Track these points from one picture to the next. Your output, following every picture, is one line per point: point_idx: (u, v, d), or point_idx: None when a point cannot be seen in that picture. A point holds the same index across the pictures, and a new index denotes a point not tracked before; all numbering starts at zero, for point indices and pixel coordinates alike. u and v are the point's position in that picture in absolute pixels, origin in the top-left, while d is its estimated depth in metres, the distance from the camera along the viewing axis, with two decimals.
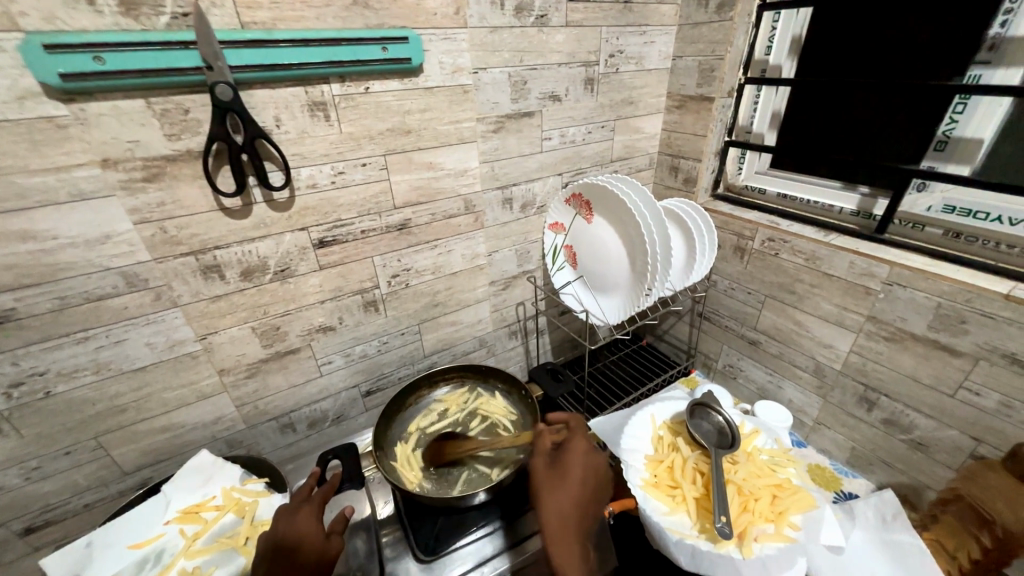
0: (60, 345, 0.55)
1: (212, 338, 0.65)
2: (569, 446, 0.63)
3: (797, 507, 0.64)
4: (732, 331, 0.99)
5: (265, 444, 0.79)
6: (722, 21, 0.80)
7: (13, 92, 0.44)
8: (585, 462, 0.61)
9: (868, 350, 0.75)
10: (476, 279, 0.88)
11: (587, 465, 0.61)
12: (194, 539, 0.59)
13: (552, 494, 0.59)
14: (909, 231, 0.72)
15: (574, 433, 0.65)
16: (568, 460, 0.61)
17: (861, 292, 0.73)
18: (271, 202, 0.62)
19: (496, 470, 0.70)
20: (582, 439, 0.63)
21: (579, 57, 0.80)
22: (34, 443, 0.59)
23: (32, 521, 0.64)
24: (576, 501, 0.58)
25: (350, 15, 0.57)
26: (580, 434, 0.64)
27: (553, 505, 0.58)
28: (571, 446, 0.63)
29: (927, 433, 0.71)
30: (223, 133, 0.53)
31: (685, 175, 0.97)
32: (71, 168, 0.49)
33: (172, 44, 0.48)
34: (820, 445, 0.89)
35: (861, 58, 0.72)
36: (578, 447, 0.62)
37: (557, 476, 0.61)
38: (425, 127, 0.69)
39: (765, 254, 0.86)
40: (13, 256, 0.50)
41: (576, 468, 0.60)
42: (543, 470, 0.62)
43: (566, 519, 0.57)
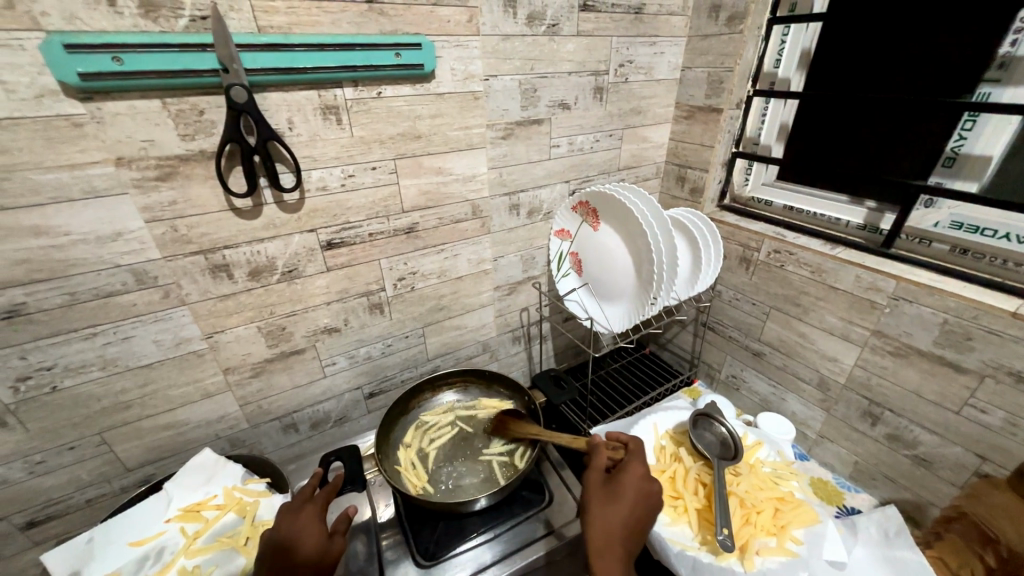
0: (68, 341, 0.56)
1: (218, 337, 0.66)
2: (628, 464, 0.57)
3: (799, 521, 0.63)
4: (736, 341, 0.99)
5: (267, 443, 0.79)
6: (732, 34, 0.81)
7: (33, 90, 0.45)
8: (643, 483, 0.55)
9: (873, 364, 0.75)
10: (481, 284, 0.88)
11: (645, 486, 0.55)
12: (195, 538, 0.59)
13: (603, 509, 0.52)
14: (916, 246, 0.72)
15: (635, 454, 0.59)
16: (625, 476, 0.55)
17: (866, 306, 0.73)
18: (281, 204, 0.62)
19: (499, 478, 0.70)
20: (642, 459, 0.57)
21: (589, 66, 0.81)
22: (39, 438, 0.59)
23: (33, 515, 0.64)
24: (627, 523, 0.51)
25: (365, 21, 0.58)
26: (640, 455, 0.58)
27: (604, 520, 0.51)
28: (629, 464, 0.57)
29: (931, 449, 0.71)
30: (237, 134, 0.54)
31: (692, 185, 0.98)
32: (86, 166, 0.50)
33: (191, 46, 0.48)
34: (822, 458, 0.89)
35: (867, 72, 0.71)
36: (638, 466, 0.57)
37: (610, 490, 0.54)
38: (435, 132, 0.70)
39: (770, 266, 0.86)
40: (26, 251, 0.50)
41: (632, 487, 0.54)
42: (597, 482, 0.56)
43: (614, 537, 0.50)
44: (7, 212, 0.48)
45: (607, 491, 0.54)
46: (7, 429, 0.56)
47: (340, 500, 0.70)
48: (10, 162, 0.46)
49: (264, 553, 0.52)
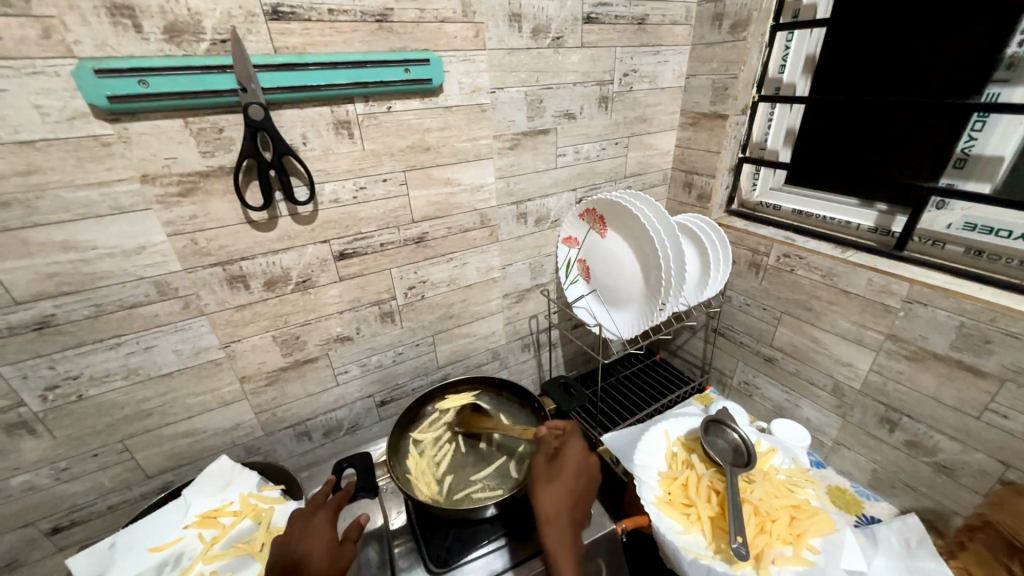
0: (93, 351, 0.58)
1: (235, 346, 0.67)
2: (566, 447, 0.66)
3: (816, 529, 0.62)
4: (747, 347, 0.98)
5: (281, 451, 0.80)
6: (735, 41, 0.81)
7: (65, 112, 0.48)
8: (579, 461, 0.64)
9: (888, 369, 0.74)
10: (490, 292, 0.89)
11: (581, 464, 0.64)
12: (212, 543, 0.60)
13: (548, 490, 0.61)
14: (930, 248, 0.71)
15: (571, 436, 0.67)
16: (564, 458, 0.64)
17: (880, 310, 0.72)
18: (296, 216, 0.64)
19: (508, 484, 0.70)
20: (577, 440, 0.67)
21: (594, 77, 0.82)
22: (65, 445, 0.61)
23: (57, 521, 0.66)
24: (568, 497, 0.61)
25: (376, 39, 0.60)
26: (576, 436, 0.67)
27: (549, 499, 0.60)
28: (567, 446, 0.66)
29: (952, 456, 0.69)
30: (255, 150, 0.56)
31: (699, 191, 0.98)
32: (113, 183, 0.52)
33: (211, 69, 0.51)
34: (839, 466, 0.87)
35: (875, 75, 0.71)
36: (575, 449, 0.65)
37: (552, 472, 0.63)
38: (443, 144, 0.71)
39: (780, 270, 0.85)
40: (56, 265, 0.52)
41: (570, 466, 0.64)
42: (542, 466, 0.64)
43: (560, 511, 0.60)
44: (40, 228, 0.50)
45: (550, 473, 0.63)
46: (35, 436, 0.59)
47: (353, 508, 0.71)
48: (43, 180, 0.49)
49: (278, 559, 0.53)
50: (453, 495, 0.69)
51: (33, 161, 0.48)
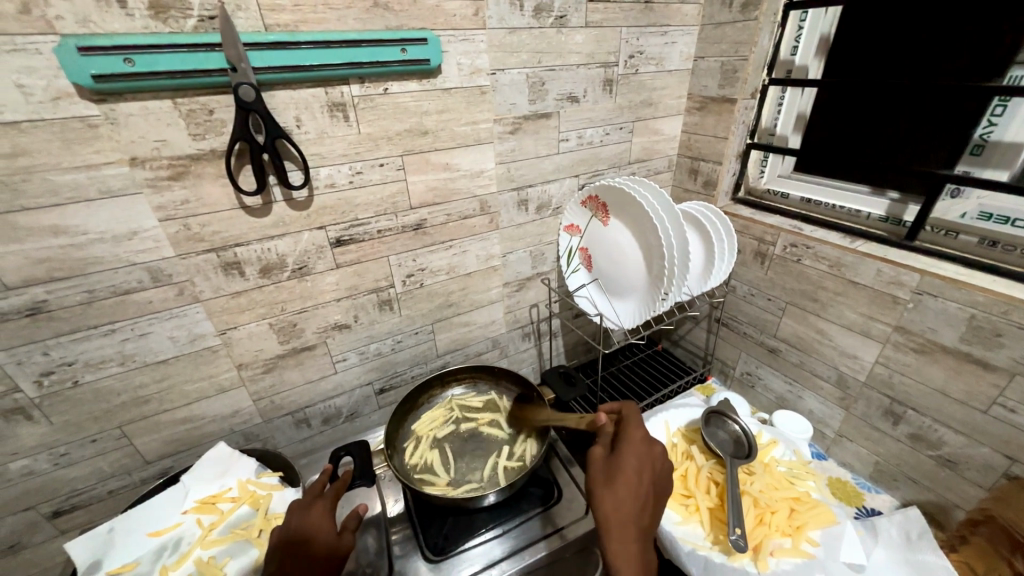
0: (88, 337, 0.57)
1: (231, 333, 0.67)
2: (626, 439, 0.57)
3: (816, 522, 0.62)
4: (751, 338, 0.96)
5: (280, 438, 0.80)
6: (747, 21, 0.78)
7: (50, 92, 0.46)
8: (643, 457, 0.55)
9: (894, 361, 0.73)
10: (490, 280, 0.88)
11: (645, 461, 0.55)
12: (211, 529, 0.61)
13: (608, 490, 0.53)
14: (941, 238, 0.69)
15: (631, 426, 0.59)
16: (625, 453, 0.55)
17: (888, 301, 0.70)
18: (290, 201, 0.63)
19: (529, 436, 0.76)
20: (637, 430, 0.58)
21: (598, 58, 0.79)
22: (63, 430, 0.61)
23: (58, 505, 0.66)
24: (633, 500, 0.52)
25: (371, 17, 0.58)
26: (637, 427, 0.59)
27: (609, 502, 0.52)
28: (628, 438, 0.57)
29: (957, 449, 0.68)
30: (247, 133, 0.55)
31: (705, 178, 0.95)
32: (101, 166, 0.51)
33: (198, 47, 0.49)
34: (841, 458, 0.86)
35: (893, 57, 0.68)
36: (636, 439, 0.57)
37: (612, 470, 0.54)
38: (442, 128, 0.69)
39: (786, 260, 0.84)
40: (46, 250, 0.51)
41: (633, 462, 0.55)
42: (599, 462, 0.56)
43: (623, 517, 0.51)
44: (29, 212, 0.49)
45: (610, 472, 0.54)
46: (33, 422, 0.59)
47: (352, 496, 0.71)
48: (29, 163, 0.48)
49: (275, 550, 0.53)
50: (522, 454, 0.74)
51: (18, 143, 0.46)
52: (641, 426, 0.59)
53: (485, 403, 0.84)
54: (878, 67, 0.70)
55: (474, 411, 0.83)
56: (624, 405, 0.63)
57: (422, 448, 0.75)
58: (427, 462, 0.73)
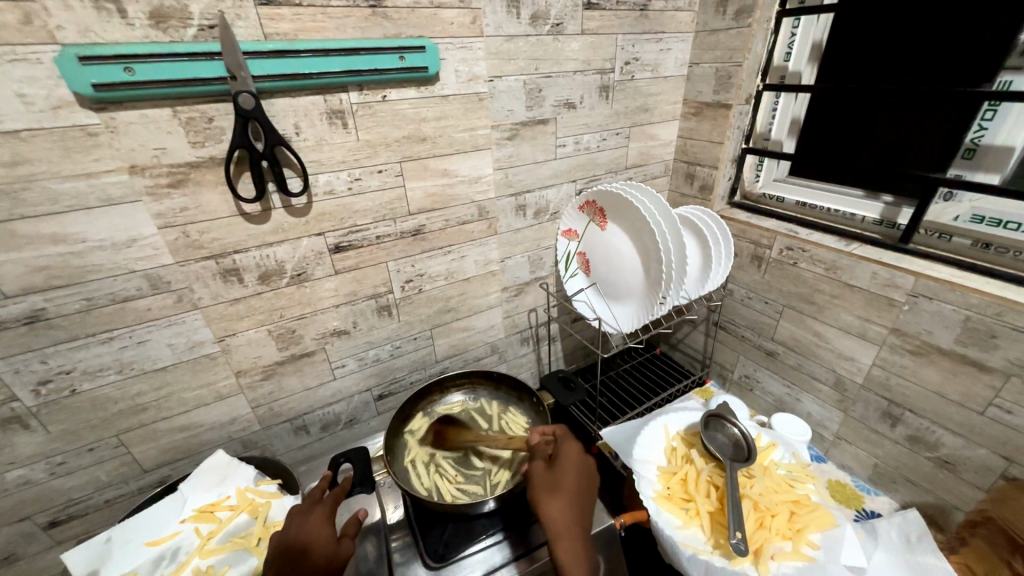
0: (86, 345, 0.57)
1: (230, 340, 0.67)
2: (563, 453, 0.64)
3: (816, 525, 0.62)
4: (749, 341, 0.97)
5: (279, 445, 0.80)
6: (740, 28, 0.79)
7: (50, 101, 0.46)
8: (581, 468, 0.63)
9: (891, 363, 0.73)
10: (489, 285, 0.88)
11: (582, 468, 0.63)
12: (209, 538, 0.60)
13: (552, 500, 0.59)
14: (934, 240, 0.70)
15: (565, 440, 0.67)
16: (564, 464, 0.63)
17: (884, 303, 0.71)
18: (289, 208, 0.63)
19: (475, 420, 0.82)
20: (572, 444, 0.65)
21: (594, 65, 0.80)
22: (60, 439, 0.61)
23: (55, 515, 0.66)
24: (576, 505, 0.59)
25: (370, 26, 0.59)
26: (571, 441, 0.66)
27: (556, 510, 0.58)
28: (563, 453, 0.64)
29: (955, 451, 0.69)
30: (246, 140, 0.55)
31: (701, 183, 0.96)
32: (101, 174, 0.51)
33: (198, 55, 0.49)
34: (840, 460, 0.87)
35: (888, 63, 0.69)
36: (571, 452, 0.64)
37: (555, 480, 0.61)
38: (440, 134, 0.70)
39: (783, 263, 0.84)
40: (44, 258, 0.51)
41: (571, 473, 0.62)
42: (541, 476, 0.62)
43: (570, 523, 0.57)
44: (28, 220, 0.49)
45: (552, 482, 0.61)
46: (30, 431, 0.58)
47: (351, 502, 0.70)
48: (29, 172, 0.48)
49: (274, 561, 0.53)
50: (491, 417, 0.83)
51: (18, 151, 0.47)
52: (574, 441, 0.66)
53: (421, 430, 0.80)
54: (873, 72, 0.71)
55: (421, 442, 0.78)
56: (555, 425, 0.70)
57: (443, 489, 0.69)
58: (465, 489, 0.69)
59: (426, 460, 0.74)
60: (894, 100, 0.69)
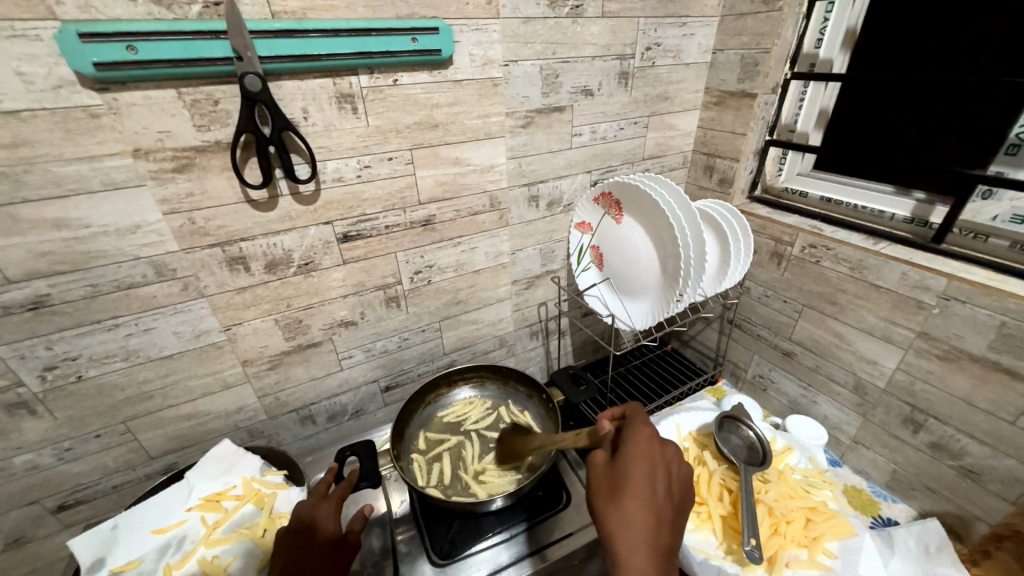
0: (91, 332, 0.56)
1: (236, 329, 0.66)
2: (631, 445, 0.50)
3: (833, 533, 0.60)
4: (765, 340, 0.94)
5: (286, 434, 0.79)
6: (769, 12, 0.75)
7: (50, 81, 0.45)
8: (653, 464, 0.49)
9: (916, 368, 0.70)
10: (499, 278, 0.86)
11: (656, 467, 0.49)
12: (215, 527, 0.60)
13: (613, 505, 0.47)
14: (970, 241, 0.66)
15: (635, 425, 0.53)
16: (631, 459, 0.49)
17: (912, 306, 0.68)
18: (297, 195, 0.61)
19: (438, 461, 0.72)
20: (646, 428, 0.51)
21: (614, 50, 0.77)
22: (66, 426, 0.60)
23: (63, 500, 0.66)
24: (644, 518, 0.46)
25: (381, 5, 0.56)
26: (642, 425, 0.53)
27: (617, 520, 0.46)
28: (632, 442, 0.51)
29: (980, 460, 0.66)
30: (251, 125, 0.53)
31: (721, 176, 0.93)
32: (104, 158, 0.49)
33: (202, 34, 0.47)
34: (856, 465, 0.84)
35: (932, 51, 0.64)
36: (641, 438, 0.51)
37: (616, 480, 0.48)
38: (452, 121, 0.67)
39: (805, 261, 0.81)
40: (48, 243, 0.50)
41: (639, 473, 0.48)
42: (603, 472, 0.50)
43: (636, 533, 0.45)
44: (30, 204, 0.48)
45: (615, 481, 0.48)
46: (36, 416, 0.58)
47: (357, 497, 0.70)
48: (31, 153, 0.46)
49: (295, 545, 0.53)
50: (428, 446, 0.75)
51: (19, 133, 0.45)
52: (649, 422, 0.53)
53: (418, 460, 0.72)
54: (914, 59, 0.66)
55: (429, 468, 0.71)
56: (629, 406, 0.57)
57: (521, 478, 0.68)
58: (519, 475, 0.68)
59: (460, 470, 0.70)
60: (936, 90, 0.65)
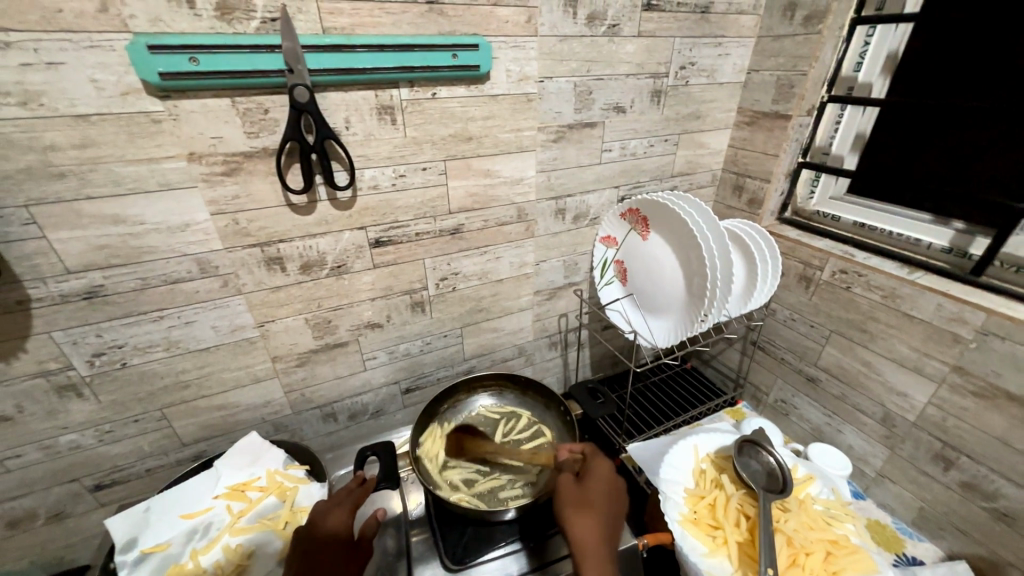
0: (138, 322, 0.60)
1: (269, 326, 0.68)
2: (593, 464, 0.63)
3: (855, 569, 0.58)
4: (788, 364, 0.93)
5: (308, 430, 0.82)
6: (808, 35, 0.75)
7: (119, 88, 0.48)
8: (610, 481, 0.61)
9: (949, 403, 0.68)
10: (522, 288, 0.87)
11: (612, 484, 0.60)
12: (239, 517, 0.62)
13: (579, 513, 0.56)
14: (1011, 275, 0.64)
15: (596, 458, 0.64)
16: (593, 466, 0.63)
17: (947, 339, 0.66)
18: (334, 201, 0.64)
19: (464, 483, 0.70)
20: (605, 459, 0.63)
21: (648, 69, 0.77)
22: (109, 409, 0.64)
23: (100, 479, 0.69)
24: (603, 523, 0.56)
25: (425, 22, 0.58)
26: (600, 459, 0.64)
27: (583, 527, 0.55)
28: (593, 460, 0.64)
29: (1016, 505, 0.63)
30: (298, 134, 0.56)
31: (750, 196, 0.92)
32: (162, 160, 0.53)
33: (260, 48, 0.50)
34: (881, 499, 0.82)
35: (978, 78, 0.63)
36: (600, 460, 0.64)
37: (581, 488, 0.60)
38: (486, 134, 0.69)
39: (834, 286, 0.80)
40: (105, 237, 0.54)
41: (600, 485, 0.59)
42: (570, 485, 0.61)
43: (596, 539, 0.54)
44: (93, 201, 0.51)
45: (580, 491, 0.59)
46: (83, 399, 0.61)
47: (374, 497, 0.71)
48: (98, 154, 0.50)
49: (314, 556, 0.53)
50: (440, 475, 0.71)
51: (88, 134, 0.49)
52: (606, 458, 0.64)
53: (465, 498, 0.67)
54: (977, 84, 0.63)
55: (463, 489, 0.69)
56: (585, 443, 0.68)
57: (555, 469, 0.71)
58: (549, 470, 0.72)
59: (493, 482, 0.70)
60: (995, 116, 0.62)
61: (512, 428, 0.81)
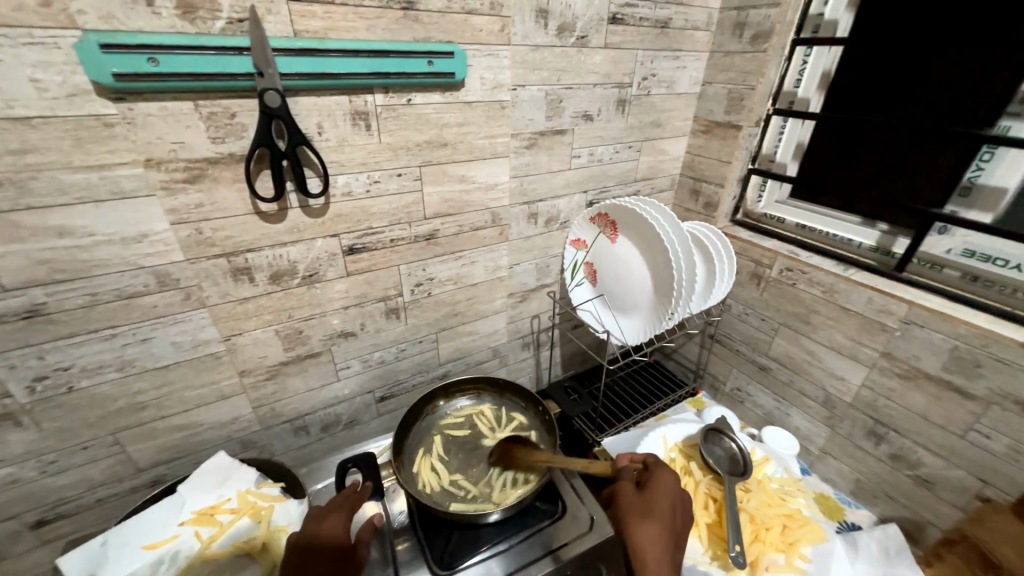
0: (87, 341, 0.55)
1: (236, 339, 0.65)
2: (654, 480, 0.67)
3: (807, 539, 0.65)
4: (742, 355, 1.00)
5: (278, 445, 0.78)
6: (756, 52, 0.81)
7: (65, 88, 0.44)
8: (672, 496, 0.64)
9: (880, 385, 0.77)
10: (496, 291, 0.89)
11: (674, 500, 0.64)
12: (210, 542, 0.59)
13: (642, 522, 0.61)
14: (927, 270, 0.73)
15: (659, 470, 0.69)
16: (656, 489, 0.65)
17: (876, 328, 0.75)
18: (306, 208, 0.62)
19: (453, 490, 0.70)
20: (668, 475, 0.67)
21: (614, 79, 0.81)
22: (53, 438, 0.58)
23: (42, 515, 0.63)
24: (666, 537, 0.60)
25: (400, 28, 0.57)
26: (664, 469, 0.69)
27: (646, 533, 0.61)
28: (656, 476, 0.67)
29: (934, 471, 0.73)
30: (268, 140, 0.53)
31: (706, 200, 0.98)
32: (115, 167, 0.49)
33: (227, 50, 0.48)
34: (824, 474, 0.91)
35: (897, 99, 0.72)
36: (664, 475, 0.68)
37: (646, 505, 0.63)
38: (460, 140, 0.69)
39: (782, 283, 0.87)
40: (48, 251, 0.49)
41: (663, 500, 0.64)
42: (632, 500, 0.64)
43: (657, 548, 0.59)
44: (34, 211, 0.47)
45: (643, 506, 0.63)
46: (22, 428, 0.56)
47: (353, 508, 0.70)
48: (40, 161, 0.45)
49: (302, 566, 0.52)
50: (425, 485, 0.71)
51: (28, 138, 0.44)
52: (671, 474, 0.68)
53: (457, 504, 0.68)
54: (901, 103, 0.71)
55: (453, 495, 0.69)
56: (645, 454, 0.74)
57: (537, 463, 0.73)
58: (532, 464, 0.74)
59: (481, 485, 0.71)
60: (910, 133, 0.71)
61: (489, 426, 0.81)
